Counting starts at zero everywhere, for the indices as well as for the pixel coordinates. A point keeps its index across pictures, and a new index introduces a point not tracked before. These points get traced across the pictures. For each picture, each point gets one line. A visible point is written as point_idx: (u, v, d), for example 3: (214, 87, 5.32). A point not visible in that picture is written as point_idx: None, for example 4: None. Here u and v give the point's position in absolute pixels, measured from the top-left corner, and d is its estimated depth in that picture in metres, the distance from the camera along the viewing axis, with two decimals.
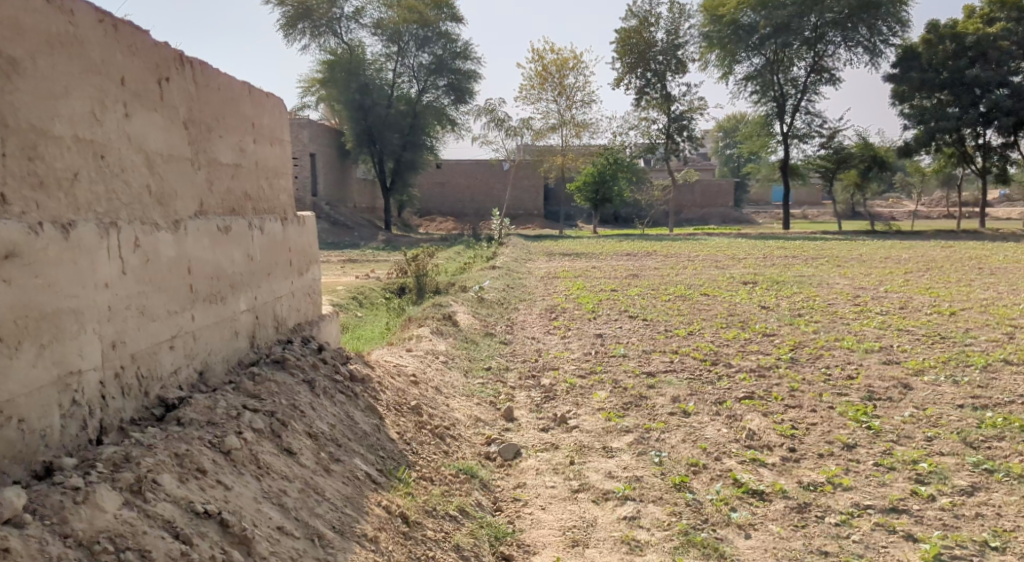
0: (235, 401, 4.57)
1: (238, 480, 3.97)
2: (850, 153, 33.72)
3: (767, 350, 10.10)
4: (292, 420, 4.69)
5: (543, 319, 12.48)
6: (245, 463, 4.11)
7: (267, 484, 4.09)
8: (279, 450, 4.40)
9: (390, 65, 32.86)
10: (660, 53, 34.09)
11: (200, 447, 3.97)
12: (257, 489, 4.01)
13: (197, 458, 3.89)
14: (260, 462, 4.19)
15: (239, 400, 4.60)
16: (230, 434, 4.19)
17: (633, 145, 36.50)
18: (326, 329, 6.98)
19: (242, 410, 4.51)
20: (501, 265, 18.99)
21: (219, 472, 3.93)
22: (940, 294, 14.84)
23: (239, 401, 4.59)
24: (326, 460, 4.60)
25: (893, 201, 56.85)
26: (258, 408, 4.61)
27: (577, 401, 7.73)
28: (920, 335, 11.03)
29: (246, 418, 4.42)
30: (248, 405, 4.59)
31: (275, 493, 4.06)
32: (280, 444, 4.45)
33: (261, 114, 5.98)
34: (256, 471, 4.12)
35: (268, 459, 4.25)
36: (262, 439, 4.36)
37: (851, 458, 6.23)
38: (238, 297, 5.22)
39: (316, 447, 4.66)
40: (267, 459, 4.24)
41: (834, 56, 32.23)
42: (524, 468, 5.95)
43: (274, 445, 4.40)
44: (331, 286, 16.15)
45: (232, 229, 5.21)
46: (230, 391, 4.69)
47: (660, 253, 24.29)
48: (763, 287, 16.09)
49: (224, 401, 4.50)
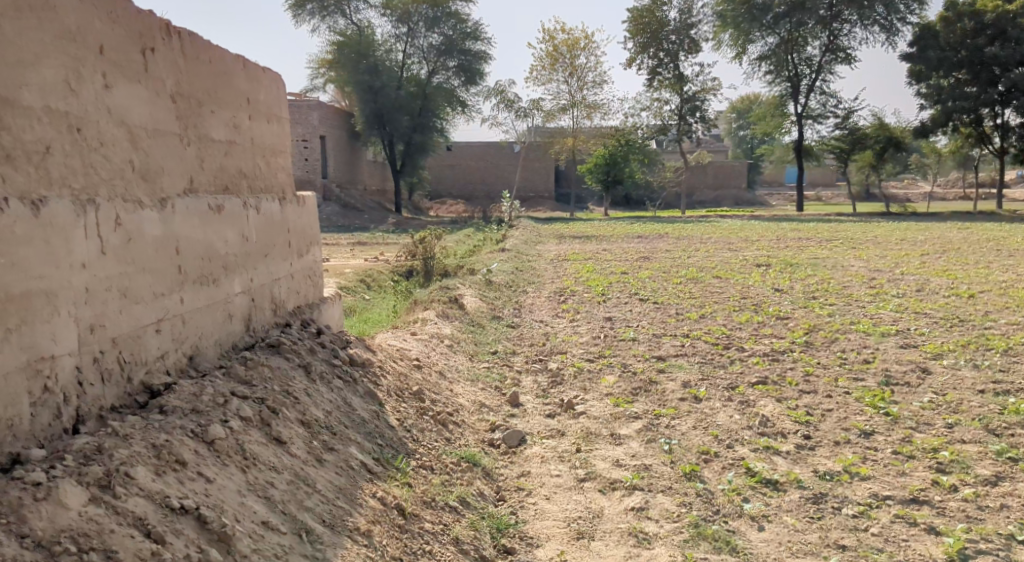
0: (223, 388, 4.38)
1: (221, 472, 3.80)
2: (865, 134, 33.25)
3: (781, 333, 9.87)
4: (283, 407, 4.52)
5: (553, 302, 12.26)
6: (230, 453, 3.93)
7: (253, 476, 3.90)
8: (269, 440, 4.22)
9: (400, 46, 32.68)
10: (673, 32, 33.69)
11: (180, 438, 3.81)
12: (241, 481, 3.83)
13: (176, 449, 3.71)
14: (247, 453, 4.00)
15: (227, 386, 4.41)
16: (214, 423, 4.03)
17: (645, 127, 36.14)
18: (328, 312, 6.80)
19: (230, 397, 4.32)
20: (511, 248, 18.76)
21: (200, 463, 3.76)
22: (957, 276, 14.56)
23: (228, 387, 4.42)
24: (318, 449, 4.41)
25: (907, 183, 56.23)
26: (248, 394, 4.43)
27: (585, 386, 7.54)
28: (937, 318, 10.78)
29: (234, 405, 4.24)
30: (237, 392, 4.41)
31: (261, 486, 3.88)
32: (269, 432, 4.26)
33: (257, 90, 5.76)
34: (241, 462, 3.93)
35: (255, 449, 4.07)
36: (249, 428, 4.19)
37: (868, 446, 6.03)
38: (232, 279, 5.03)
39: (310, 436, 4.48)
40: (255, 449, 4.06)
41: (849, 35, 31.77)
42: (529, 456, 5.76)
43: (262, 434, 4.22)
44: (339, 269, 15.97)
45: (225, 209, 5.01)
46: (219, 376, 4.50)
47: (672, 235, 24.04)
48: (777, 269, 15.80)
49: (211, 388, 4.32)
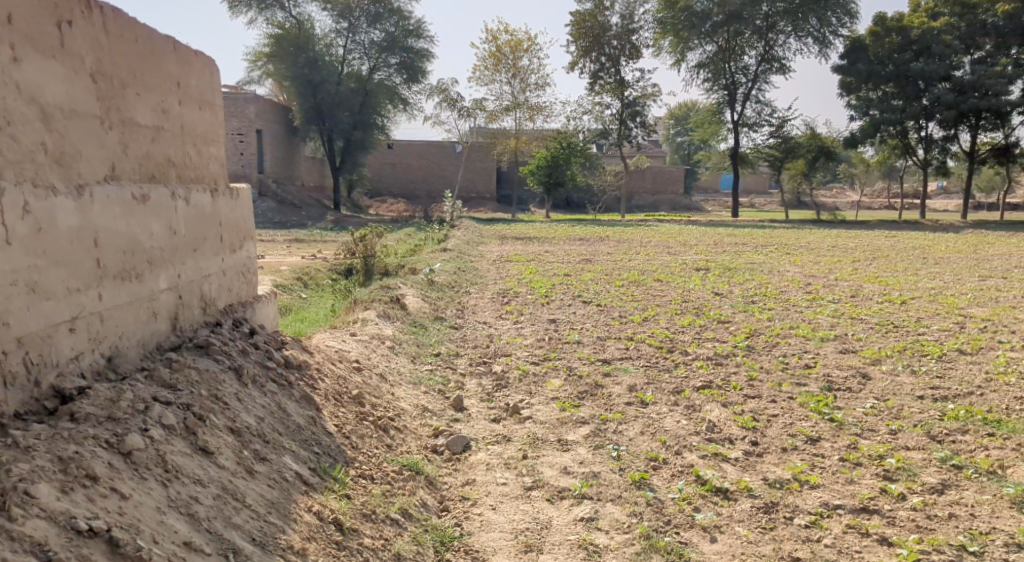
0: (144, 393, 4.06)
1: (138, 487, 3.50)
2: (798, 142, 33.79)
3: (723, 337, 9.80)
4: (211, 414, 4.21)
5: (496, 303, 12.04)
6: (149, 466, 3.64)
7: (175, 491, 3.60)
8: (194, 450, 3.91)
9: (340, 41, 32.04)
10: (614, 37, 33.77)
11: (93, 450, 3.51)
12: (161, 497, 3.54)
13: (87, 463, 3.41)
14: (168, 465, 3.71)
15: (149, 391, 4.09)
16: (131, 432, 3.71)
17: (585, 130, 36.17)
18: (262, 311, 6.47)
19: (151, 402, 4.01)
20: (453, 248, 18.52)
21: (114, 478, 3.46)
22: (890, 282, 14.79)
23: (150, 392, 4.10)
24: (248, 460, 4.11)
25: (837, 191, 57.47)
26: (172, 400, 4.11)
27: (531, 389, 7.34)
28: (873, 324, 10.85)
29: (155, 411, 3.93)
30: (160, 396, 4.10)
31: (183, 502, 3.58)
32: (195, 443, 3.96)
33: (188, 74, 5.42)
34: (162, 475, 3.64)
35: (178, 460, 3.77)
36: (173, 438, 3.88)
37: (815, 453, 5.94)
38: (157, 275, 4.70)
39: (240, 445, 4.18)
40: (177, 461, 3.76)
41: (784, 45, 32.24)
42: (473, 463, 5.53)
43: (187, 444, 3.91)
44: (275, 266, 15.51)
45: (150, 199, 4.68)
46: (141, 380, 4.18)
47: (613, 239, 24.05)
48: (716, 273, 15.85)
49: (130, 392, 3.99)
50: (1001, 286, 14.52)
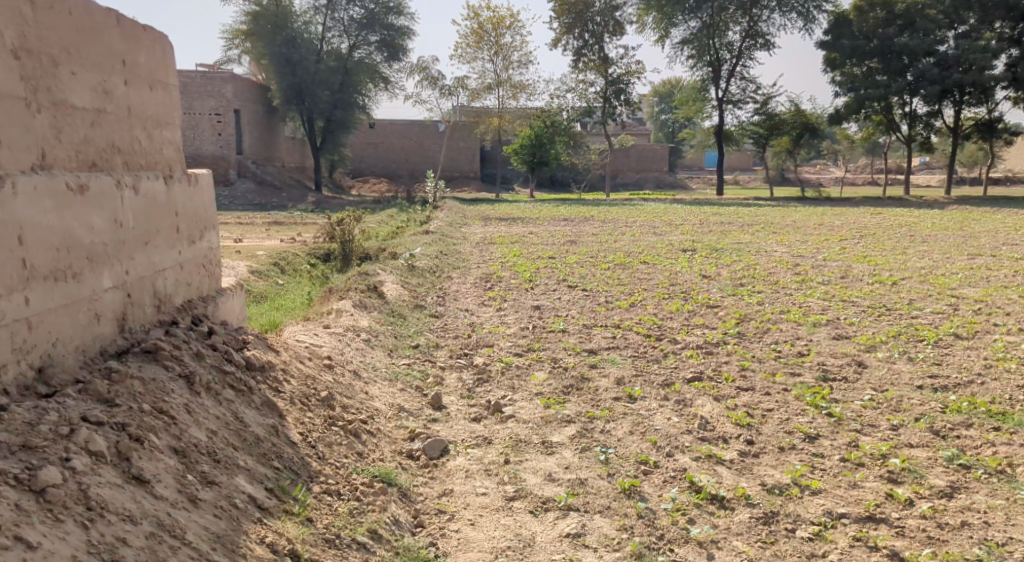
0: (73, 412, 3.71)
1: (51, 531, 3.15)
2: (782, 119, 33.39)
3: (712, 324, 9.40)
4: (150, 433, 3.83)
5: (478, 289, 11.65)
6: (68, 504, 3.29)
7: (97, 533, 3.24)
8: (124, 479, 3.54)
9: (319, 18, 31.30)
10: (598, 13, 33.17)
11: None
12: (79, 542, 3.17)
13: None
14: (91, 500, 3.36)
15: (78, 410, 3.74)
16: (48, 465, 3.36)
17: (570, 108, 35.64)
18: (226, 304, 6.08)
19: (80, 423, 3.67)
20: (435, 230, 18.05)
21: (23, 522, 3.11)
22: (878, 261, 14.45)
23: (78, 412, 3.74)
24: (193, 486, 3.73)
25: (820, 167, 57.25)
26: (103, 419, 3.74)
27: (513, 384, 6.94)
28: (864, 307, 10.51)
29: (81, 434, 3.59)
30: (89, 416, 3.74)
31: (107, 547, 3.22)
32: (127, 471, 3.59)
33: (133, 51, 5.08)
34: (82, 515, 3.28)
35: (105, 494, 3.41)
36: (100, 467, 3.53)
37: (814, 453, 5.52)
38: (99, 273, 4.37)
39: (184, 468, 3.82)
40: (103, 494, 3.41)
41: (768, 21, 31.77)
42: (452, 470, 5.15)
43: (117, 473, 3.55)
44: (251, 250, 15.02)
45: (89, 188, 4.36)
46: (71, 397, 3.83)
47: (598, 218, 23.61)
48: (703, 254, 15.51)
49: (55, 413, 3.65)
50: (991, 265, 14.21)
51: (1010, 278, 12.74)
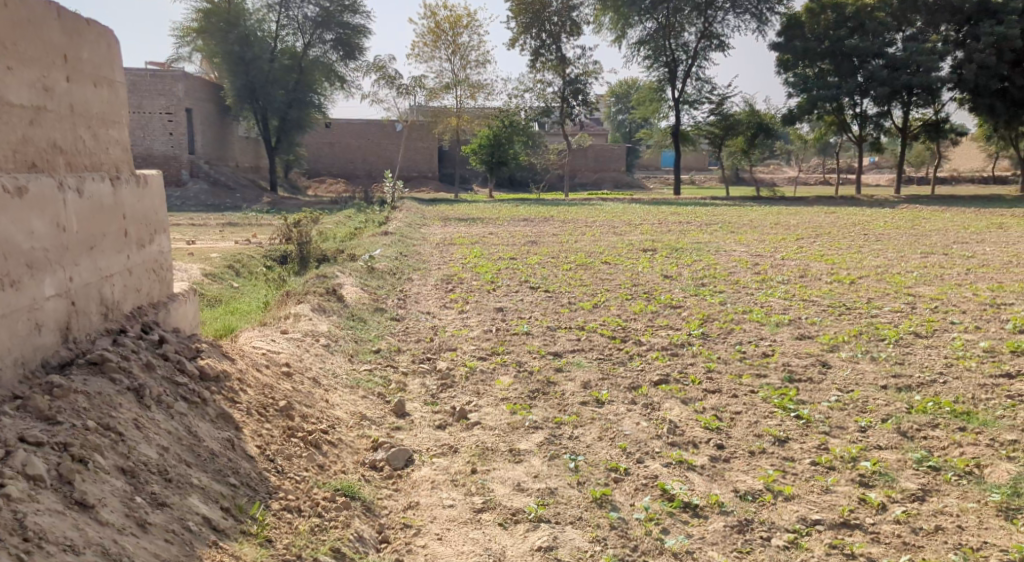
0: (10, 432, 3.48)
1: None
2: (737, 119, 33.61)
3: (676, 325, 9.30)
4: (96, 452, 3.62)
5: (439, 290, 11.46)
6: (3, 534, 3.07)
7: None
8: (67, 506, 3.33)
9: (273, 16, 30.80)
10: (555, 13, 33.13)
11: None
12: None
13: None
14: (28, 530, 3.13)
15: (16, 430, 3.51)
16: None
17: (527, 108, 35.59)
18: (178, 311, 5.84)
19: (17, 445, 3.44)
20: (394, 231, 17.84)
21: None
22: (835, 260, 14.52)
23: (15, 431, 3.51)
24: (143, 510, 3.52)
25: (774, 167, 57.89)
26: (43, 440, 3.52)
27: (478, 390, 6.77)
28: (825, 306, 10.48)
29: (18, 457, 3.37)
30: (27, 437, 3.50)
31: None
32: (69, 496, 3.37)
33: (76, 47, 4.92)
34: (20, 546, 3.07)
35: (43, 522, 3.20)
36: (39, 492, 3.31)
37: (785, 457, 5.35)
38: (39, 280, 4.25)
39: (132, 490, 3.60)
40: (42, 523, 3.19)
41: (723, 22, 31.97)
42: (417, 481, 4.97)
43: (59, 499, 3.33)
44: (206, 253, 14.67)
45: (28, 191, 4.24)
46: (9, 413, 3.59)
47: (557, 218, 23.51)
48: (663, 254, 15.45)
49: None
50: (944, 262, 14.38)
51: (964, 276, 12.87)
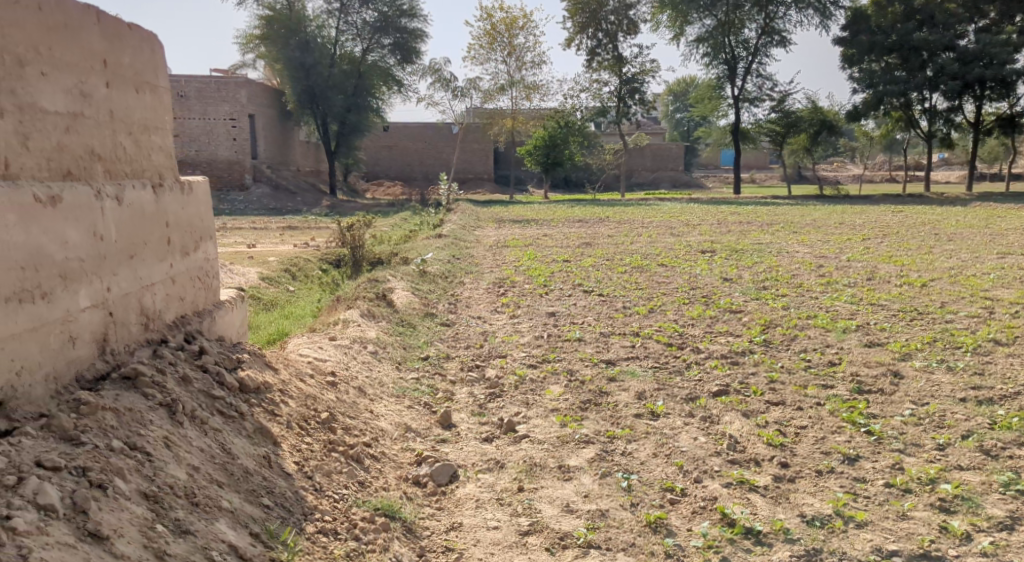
0: (26, 456, 3.39)
1: None
2: (800, 117, 32.78)
3: (737, 331, 8.90)
4: (116, 478, 3.49)
5: (491, 295, 11.24)
6: None
7: None
8: (81, 536, 3.20)
9: (332, 22, 31.04)
10: (611, 12, 32.70)
11: None
12: None
13: None
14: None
15: (33, 453, 3.42)
16: None
17: (583, 108, 35.24)
18: (224, 318, 5.72)
19: (33, 470, 3.33)
20: (448, 233, 17.70)
21: None
22: (905, 261, 13.94)
23: (35, 456, 3.40)
24: (163, 539, 3.38)
25: (837, 165, 56.56)
26: (61, 465, 3.41)
27: (527, 400, 6.51)
28: (895, 310, 9.98)
29: (30, 485, 3.24)
30: (45, 461, 3.40)
31: None
32: (84, 525, 3.24)
33: (116, 51, 4.80)
34: None
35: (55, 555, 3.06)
36: (52, 522, 3.18)
37: (856, 478, 4.98)
38: (73, 293, 4.12)
39: (154, 517, 3.47)
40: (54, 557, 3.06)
41: (785, 18, 31.22)
42: (460, 498, 4.75)
43: (73, 529, 3.20)
44: (263, 256, 14.72)
45: (62, 200, 4.11)
46: (29, 437, 3.49)
47: (614, 219, 23.12)
48: (723, 256, 15.01)
49: (3, 460, 3.31)
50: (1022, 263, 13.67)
51: None
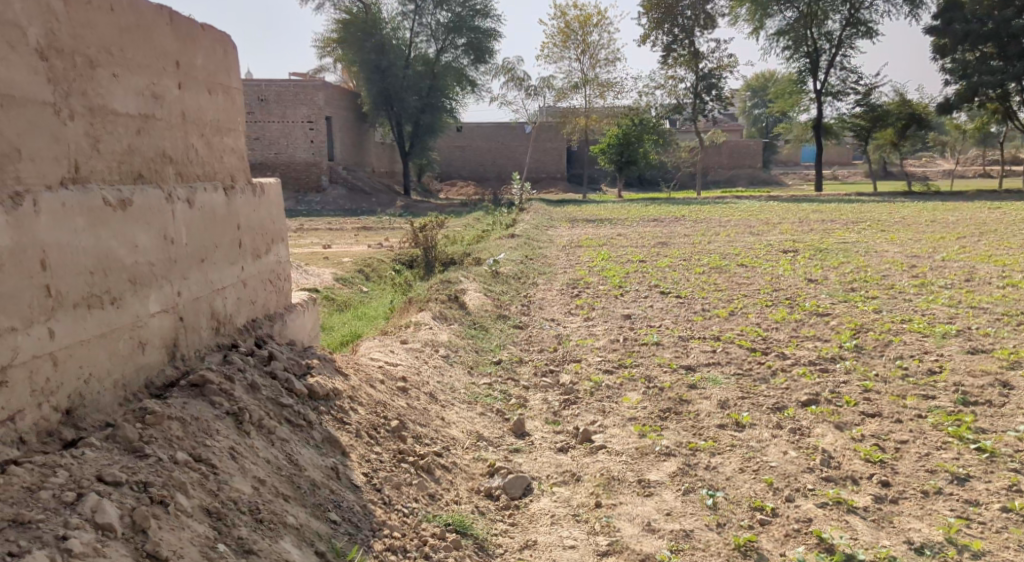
0: (88, 470, 3.31)
1: None
2: (886, 110, 31.63)
3: (825, 336, 8.47)
4: (177, 494, 3.38)
5: (565, 296, 11.01)
6: None
7: None
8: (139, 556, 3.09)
9: (407, 23, 31.24)
10: (689, 7, 32.12)
11: None
12: None
13: None
14: None
15: (95, 467, 3.34)
16: (39, 549, 2.91)
17: (658, 106, 34.75)
18: (295, 322, 5.63)
19: (93, 486, 3.25)
20: (521, 233, 17.51)
21: None
22: (1005, 261, 13.19)
23: (97, 471, 3.32)
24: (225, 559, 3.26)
25: (925, 160, 54.59)
26: (122, 479, 3.32)
27: (604, 408, 6.26)
28: (998, 315, 9.40)
29: (88, 502, 3.14)
30: (107, 475, 3.32)
31: None
32: (143, 544, 3.14)
33: (189, 52, 4.72)
34: None
35: None
36: (110, 540, 3.08)
37: (967, 501, 4.60)
38: (142, 298, 4.03)
39: (216, 537, 3.35)
40: None
41: (870, 8, 30.16)
42: (535, 514, 4.53)
43: (131, 548, 3.10)
44: (338, 257, 14.77)
45: (132, 204, 4.03)
46: (90, 452, 3.40)
47: (690, 218, 22.63)
48: (807, 256, 14.46)
49: (65, 475, 3.24)
50: None
51: None
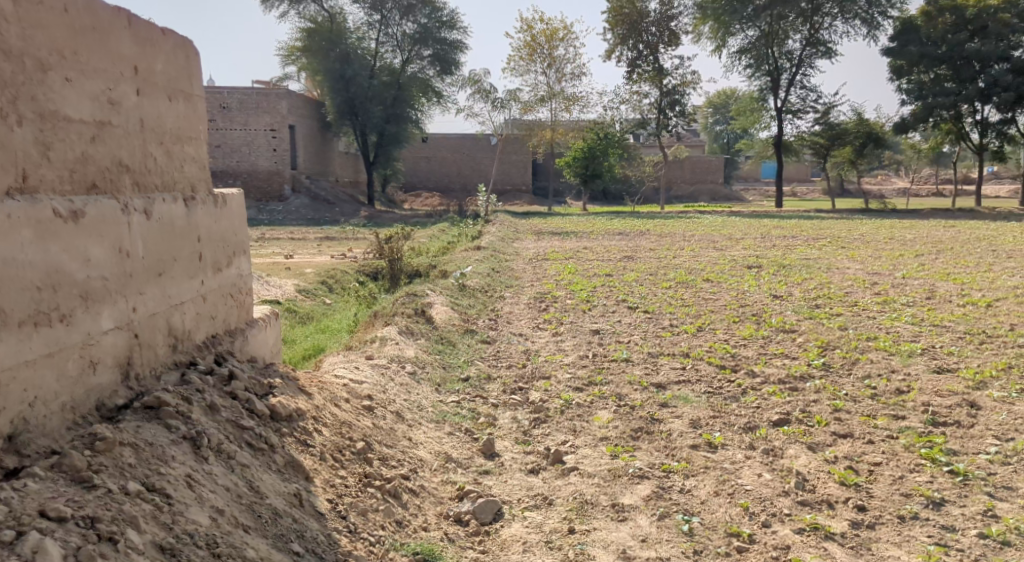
0: (30, 505, 3.11)
1: None
2: (846, 128, 31.97)
3: (793, 354, 8.41)
4: (126, 529, 3.19)
5: (532, 310, 10.87)
6: None
7: None
8: None
9: (373, 34, 31.11)
10: (653, 23, 32.29)
11: None
12: None
13: None
14: None
15: (37, 501, 3.14)
16: None
17: (622, 120, 34.88)
18: (258, 338, 5.42)
19: (34, 523, 3.05)
20: (487, 246, 17.36)
21: None
22: (965, 279, 13.30)
23: (40, 505, 3.12)
24: None
25: (882, 178, 55.43)
26: (68, 514, 3.13)
27: (574, 427, 6.12)
28: (962, 333, 9.42)
29: (28, 542, 2.95)
30: (50, 509, 3.12)
31: None
32: None
33: (148, 56, 4.52)
34: None
35: None
36: None
37: (945, 526, 4.53)
38: (94, 314, 3.82)
39: None
40: None
41: (830, 28, 30.52)
42: (506, 541, 4.37)
43: None
44: (300, 268, 14.50)
45: (84, 214, 3.82)
46: (31, 485, 3.19)
47: (653, 232, 22.65)
48: (771, 272, 14.47)
49: (4, 510, 3.04)
50: None
51: None
